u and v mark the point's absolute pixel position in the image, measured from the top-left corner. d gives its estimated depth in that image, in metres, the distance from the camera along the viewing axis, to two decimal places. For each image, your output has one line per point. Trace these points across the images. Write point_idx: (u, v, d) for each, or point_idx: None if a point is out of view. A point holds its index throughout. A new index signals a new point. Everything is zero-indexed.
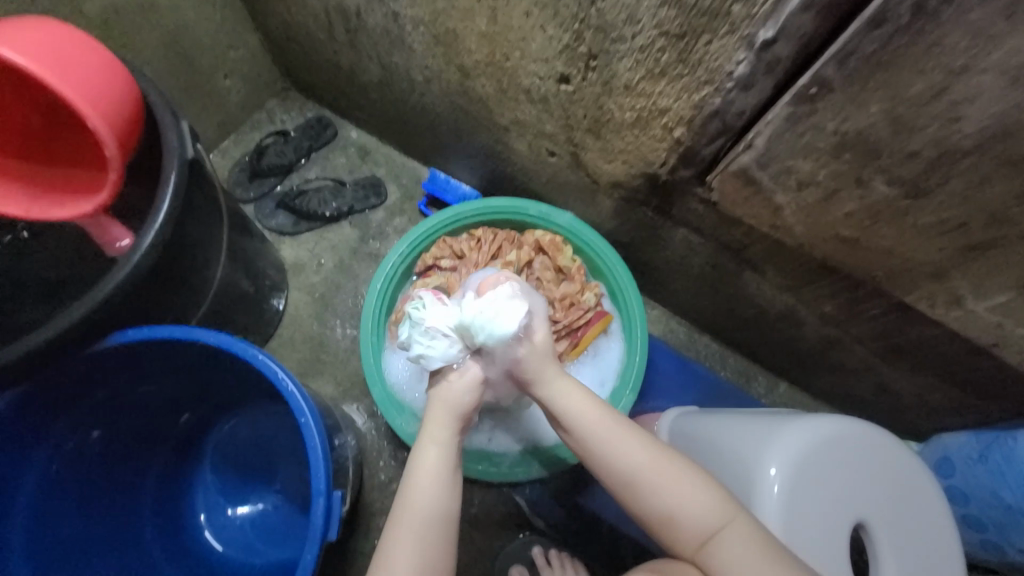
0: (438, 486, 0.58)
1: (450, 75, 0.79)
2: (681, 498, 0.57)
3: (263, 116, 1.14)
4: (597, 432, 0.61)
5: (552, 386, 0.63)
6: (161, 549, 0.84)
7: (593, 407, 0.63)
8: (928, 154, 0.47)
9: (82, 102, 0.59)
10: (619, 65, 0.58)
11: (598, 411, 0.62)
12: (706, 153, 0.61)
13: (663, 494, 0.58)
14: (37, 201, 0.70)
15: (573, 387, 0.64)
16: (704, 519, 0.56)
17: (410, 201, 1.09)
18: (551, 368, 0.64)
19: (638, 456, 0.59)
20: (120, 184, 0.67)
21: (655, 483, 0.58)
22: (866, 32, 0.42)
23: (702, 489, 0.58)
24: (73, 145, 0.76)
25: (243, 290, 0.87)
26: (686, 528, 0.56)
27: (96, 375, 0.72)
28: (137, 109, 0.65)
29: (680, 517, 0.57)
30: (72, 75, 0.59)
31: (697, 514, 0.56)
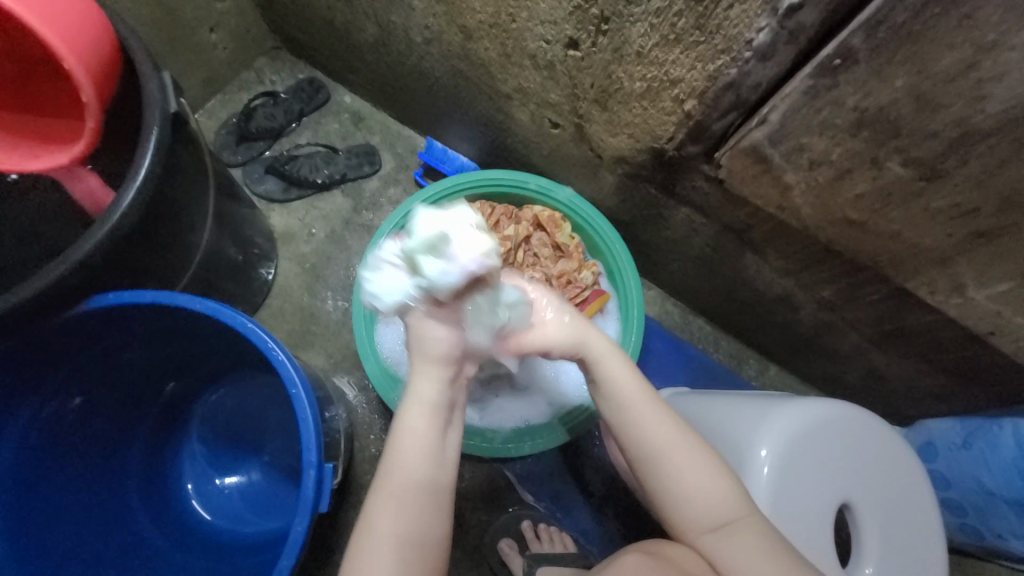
0: (429, 453, 0.54)
1: (451, 36, 0.75)
2: (701, 487, 0.57)
3: (251, 75, 1.09)
4: (635, 411, 0.59)
5: (593, 358, 0.60)
6: (148, 517, 0.83)
7: (633, 385, 0.60)
8: (948, 135, 0.46)
9: (58, 41, 0.55)
10: (632, 30, 0.55)
11: (638, 391, 0.60)
12: (717, 129, 0.59)
13: (686, 481, 0.57)
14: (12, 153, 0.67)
15: (614, 362, 0.61)
16: (714, 502, 0.57)
17: (405, 171, 1.06)
18: (589, 339, 0.60)
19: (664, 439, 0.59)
20: (97, 136, 0.63)
21: (674, 464, 0.58)
22: (898, 0, 0.40)
23: (715, 473, 0.58)
24: (44, 94, 0.72)
25: (230, 258, 0.84)
26: (690, 510, 0.57)
27: (77, 340, 0.69)
28: (116, 53, 0.61)
29: (690, 500, 0.57)
30: (43, 11, 0.55)
31: (714, 503, 0.56)
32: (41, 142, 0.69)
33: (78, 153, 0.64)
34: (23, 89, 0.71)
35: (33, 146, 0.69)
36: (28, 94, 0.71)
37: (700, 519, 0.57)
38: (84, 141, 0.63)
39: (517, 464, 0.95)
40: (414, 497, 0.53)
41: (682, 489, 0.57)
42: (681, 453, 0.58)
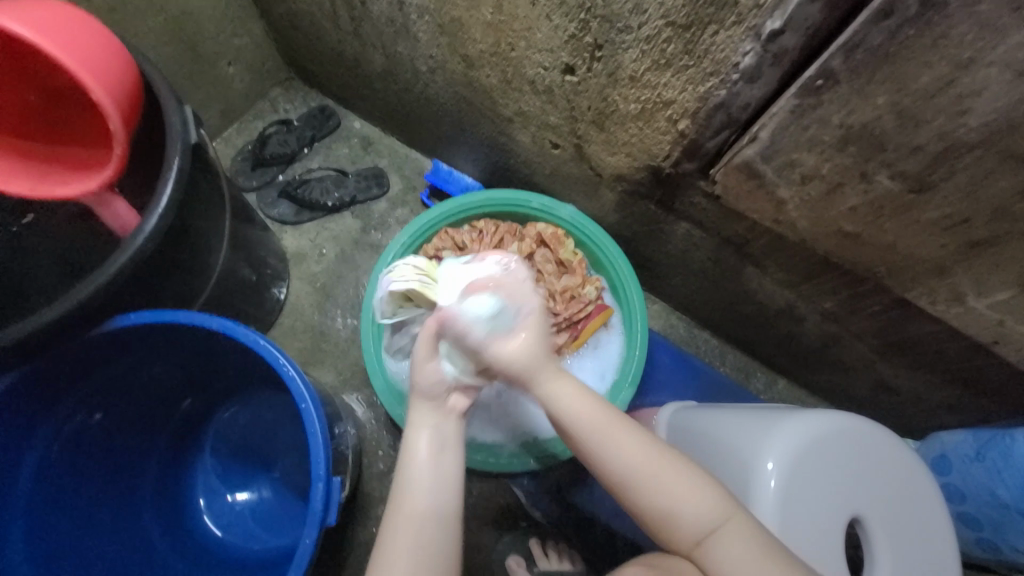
0: (434, 486, 0.58)
1: (454, 64, 0.79)
2: (683, 501, 0.57)
3: (265, 105, 1.14)
4: (596, 434, 0.60)
5: (549, 386, 0.61)
6: (161, 533, 0.84)
7: (592, 409, 0.61)
8: (933, 149, 0.47)
9: (88, 77, 0.59)
10: (625, 55, 0.58)
11: (598, 413, 0.61)
12: (710, 146, 0.61)
13: (664, 496, 0.57)
14: (42, 180, 0.70)
15: (572, 387, 0.62)
16: (687, 516, 0.56)
17: (412, 192, 1.09)
18: (547, 368, 0.61)
19: (621, 451, 0.59)
20: (124, 162, 0.67)
21: (638, 479, 0.58)
22: (874, 23, 0.42)
23: (682, 485, 0.58)
24: (77, 127, 0.77)
25: (244, 278, 0.87)
26: (668, 524, 0.57)
27: (98, 358, 0.72)
28: (139, 86, 0.65)
29: (663, 514, 0.57)
30: (73, 50, 0.59)
31: (696, 516, 0.56)
32: (70, 170, 0.73)
33: (108, 177, 0.67)
34: (56, 123, 0.76)
35: (61, 173, 0.72)
36: (61, 128, 0.76)
37: (685, 533, 0.57)
38: (113, 167, 0.66)
39: (525, 480, 0.95)
40: (424, 528, 0.56)
41: (652, 504, 0.58)
42: (641, 469, 0.58)
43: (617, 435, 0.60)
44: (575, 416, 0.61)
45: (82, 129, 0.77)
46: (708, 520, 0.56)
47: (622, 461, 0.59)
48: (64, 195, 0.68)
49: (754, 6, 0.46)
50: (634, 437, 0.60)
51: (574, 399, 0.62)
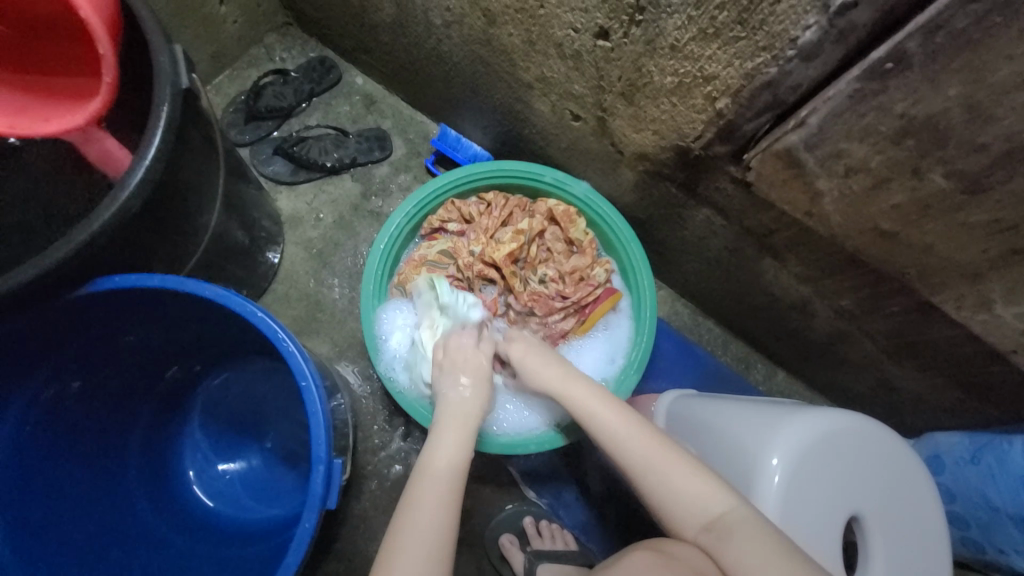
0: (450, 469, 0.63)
1: (473, 20, 0.73)
2: (682, 485, 0.60)
3: (260, 52, 1.05)
4: (599, 418, 0.67)
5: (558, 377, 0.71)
6: (148, 502, 0.82)
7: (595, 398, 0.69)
8: (997, 149, 0.44)
9: None
10: (668, 22, 0.53)
11: (602, 403, 0.68)
12: (748, 129, 0.57)
13: (664, 479, 0.61)
14: (19, 118, 0.63)
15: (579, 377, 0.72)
16: (678, 483, 0.60)
17: (416, 158, 1.03)
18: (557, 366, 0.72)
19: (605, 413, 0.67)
20: (115, 92, 0.60)
21: (627, 455, 0.64)
22: (962, 3, 0.38)
23: (667, 454, 0.63)
24: (50, 61, 0.69)
25: (237, 241, 0.81)
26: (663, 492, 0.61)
27: (78, 320, 0.67)
28: (115, 4, 0.58)
29: (655, 482, 0.61)
30: None
31: (697, 501, 0.59)
32: (46, 107, 0.66)
33: (96, 110, 0.60)
34: (28, 56, 0.68)
35: (37, 111, 0.65)
36: (41, 60, 0.69)
37: (691, 517, 0.59)
38: (101, 98, 0.59)
39: (521, 461, 0.94)
40: (449, 486, 0.61)
41: (644, 473, 0.63)
42: (631, 438, 0.65)
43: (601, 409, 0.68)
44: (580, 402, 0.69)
45: (58, 63, 0.69)
46: (702, 487, 0.59)
47: (618, 440, 0.65)
48: (45, 132, 0.61)
49: None
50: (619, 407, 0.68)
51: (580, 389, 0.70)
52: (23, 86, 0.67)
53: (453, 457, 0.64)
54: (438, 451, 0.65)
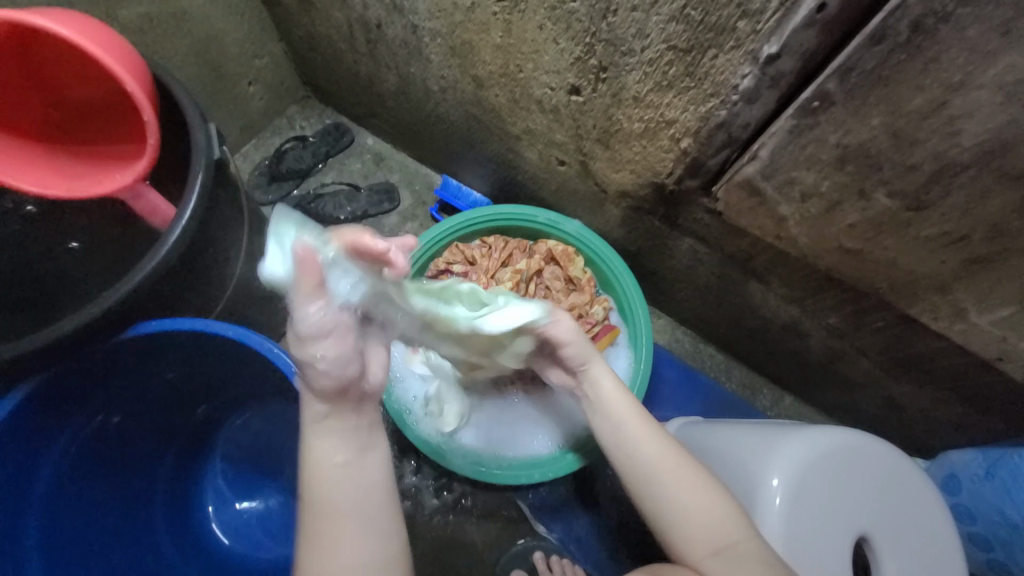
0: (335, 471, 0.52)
1: (464, 85, 0.82)
2: (693, 504, 0.57)
3: (283, 122, 1.18)
4: (622, 418, 0.63)
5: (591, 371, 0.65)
6: (170, 540, 0.85)
7: (621, 396, 0.64)
8: (928, 167, 0.48)
9: (117, 66, 0.62)
10: (628, 77, 0.60)
11: (625, 402, 0.64)
12: (712, 164, 0.63)
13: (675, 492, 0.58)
14: (75, 183, 0.73)
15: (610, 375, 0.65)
16: (678, 497, 0.58)
17: (422, 207, 1.12)
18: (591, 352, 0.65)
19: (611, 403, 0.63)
20: (158, 151, 0.69)
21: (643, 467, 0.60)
22: (867, 48, 0.44)
23: (669, 460, 0.60)
24: (96, 134, 0.80)
25: (259, 289, 0.89)
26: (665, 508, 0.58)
27: (116, 364, 0.74)
28: (148, 76, 0.67)
29: (665, 496, 0.58)
30: (96, 42, 0.62)
31: (710, 523, 0.56)
32: (95, 172, 0.76)
33: (141, 169, 0.69)
34: (78, 131, 0.79)
35: (89, 177, 0.75)
36: (86, 135, 0.80)
37: (698, 537, 0.56)
38: (147, 157, 0.68)
39: (529, 494, 0.95)
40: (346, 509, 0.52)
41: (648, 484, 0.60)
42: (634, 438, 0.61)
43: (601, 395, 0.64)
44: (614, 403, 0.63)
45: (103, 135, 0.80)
46: (705, 503, 0.57)
47: (640, 451, 0.61)
48: (104, 192, 0.71)
49: (752, 32, 0.48)
50: (619, 399, 0.64)
51: (612, 390, 0.64)
52: (73, 157, 0.78)
53: (336, 510, 0.52)
54: (325, 532, 0.51)
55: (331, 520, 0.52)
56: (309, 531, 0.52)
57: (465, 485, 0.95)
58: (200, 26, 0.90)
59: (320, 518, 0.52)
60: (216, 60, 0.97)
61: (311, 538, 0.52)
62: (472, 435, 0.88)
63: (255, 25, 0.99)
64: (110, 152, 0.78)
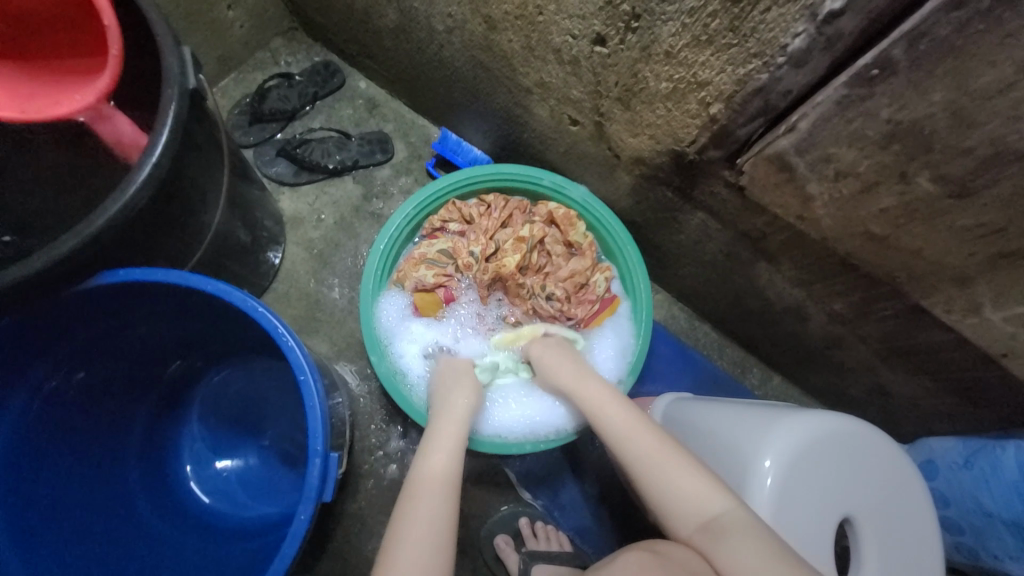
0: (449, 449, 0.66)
1: (474, 26, 0.74)
2: (681, 485, 0.59)
3: (266, 56, 1.07)
4: (608, 416, 0.68)
5: (572, 379, 0.74)
6: (145, 497, 0.83)
7: (605, 399, 0.70)
8: (981, 153, 0.45)
9: None
10: (663, 29, 0.54)
11: (610, 404, 0.69)
12: (741, 134, 0.58)
13: (662, 475, 0.61)
14: (31, 103, 0.64)
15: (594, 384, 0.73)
16: (667, 481, 0.60)
17: (417, 161, 1.05)
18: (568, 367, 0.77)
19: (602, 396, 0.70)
20: (123, 66, 0.60)
21: (629, 456, 0.64)
22: (944, 12, 0.39)
23: (650, 438, 0.64)
24: (48, 47, 0.69)
25: (239, 240, 0.83)
26: (657, 489, 0.60)
27: (82, 314, 0.68)
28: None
29: (654, 479, 0.61)
30: None
31: (698, 500, 0.57)
32: (52, 92, 0.66)
33: (105, 85, 0.60)
34: (26, 43, 0.68)
35: (45, 97, 0.65)
36: (37, 48, 0.69)
37: (686, 514, 0.58)
38: (111, 71, 0.59)
39: (517, 462, 0.95)
40: (441, 488, 0.61)
41: (637, 468, 0.63)
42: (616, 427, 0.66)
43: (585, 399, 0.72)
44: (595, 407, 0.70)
45: (57, 49, 0.69)
46: (696, 482, 0.59)
47: (626, 442, 0.65)
48: (59, 112, 0.61)
49: None
50: (602, 399, 0.70)
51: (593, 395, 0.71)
52: (23, 74, 0.67)
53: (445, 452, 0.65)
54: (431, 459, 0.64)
55: (439, 453, 0.65)
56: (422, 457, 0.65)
57: None
58: None
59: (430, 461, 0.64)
60: None
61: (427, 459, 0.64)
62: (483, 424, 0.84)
63: None
64: (68, 70, 0.69)
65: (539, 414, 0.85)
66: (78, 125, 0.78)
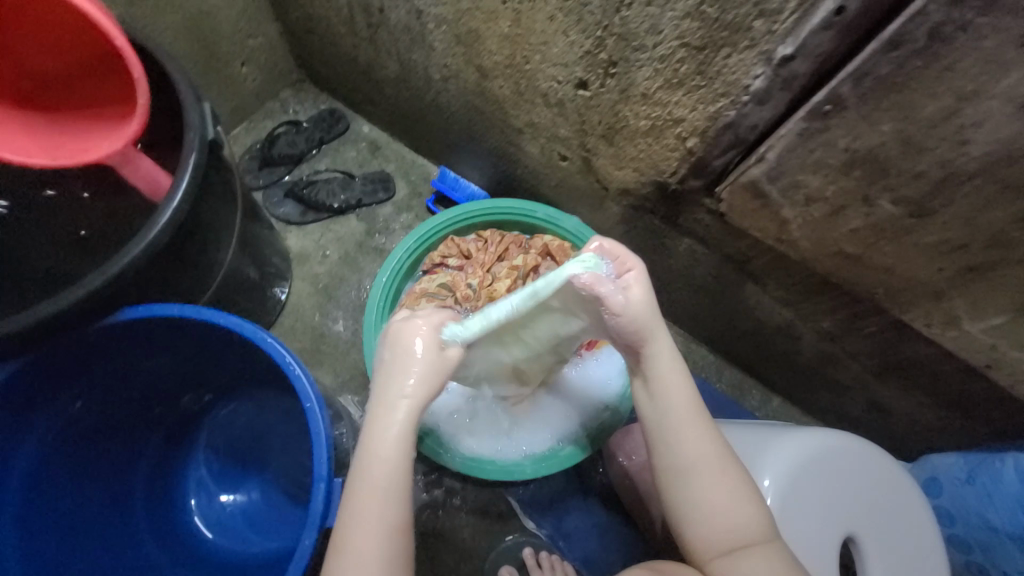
0: (392, 474, 0.52)
1: (467, 75, 0.81)
2: (726, 509, 0.56)
3: (276, 105, 1.15)
4: (677, 412, 0.58)
5: (656, 351, 0.58)
6: (151, 534, 0.83)
7: (681, 388, 0.58)
8: (934, 175, 0.49)
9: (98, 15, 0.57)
10: (638, 73, 0.60)
11: (684, 396, 0.58)
12: (717, 165, 0.62)
13: (710, 493, 0.56)
14: (61, 152, 0.69)
15: (676, 365, 0.59)
16: (715, 500, 0.56)
17: (417, 198, 1.10)
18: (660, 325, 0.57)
19: (660, 388, 0.58)
20: (149, 115, 0.66)
21: (684, 464, 0.57)
22: (882, 53, 0.44)
23: (712, 453, 0.58)
24: (72, 100, 0.74)
25: (248, 277, 0.87)
26: (700, 505, 0.56)
27: (99, 350, 0.71)
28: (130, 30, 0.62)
29: (703, 495, 0.56)
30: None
31: (740, 527, 0.55)
32: (79, 140, 0.71)
33: (131, 132, 0.65)
34: (54, 97, 0.74)
35: (73, 146, 0.70)
36: (64, 101, 0.74)
37: (723, 537, 0.55)
38: (138, 120, 0.65)
39: (520, 490, 0.94)
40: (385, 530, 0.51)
41: (685, 476, 0.57)
42: (658, 421, 0.58)
43: (659, 375, 0.58)
44: (670, 396, 0.58)
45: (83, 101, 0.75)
46: (743, 510, 0.56)
47: (687, 447, 0.57)
48: (90, 159, 0.66)
49: (767, 32, 0.48)
50: (678, 387, 0.58)
51: (671, 379, 0.58)
52: (51, 125, 0.72)
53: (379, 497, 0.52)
54: (370, 496, 0.51)
55: (380, 488, 0.52)
56: (355, 482, 0.52)
57: (457, 481, 0.94)
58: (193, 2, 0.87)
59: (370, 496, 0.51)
60: (208, 38, 0.94)
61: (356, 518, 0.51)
62: (498, 448, 0.85)
63: (249, 3, 0.96)
64: (93, 120, 0.74)
65: (539, 437, 0.85)
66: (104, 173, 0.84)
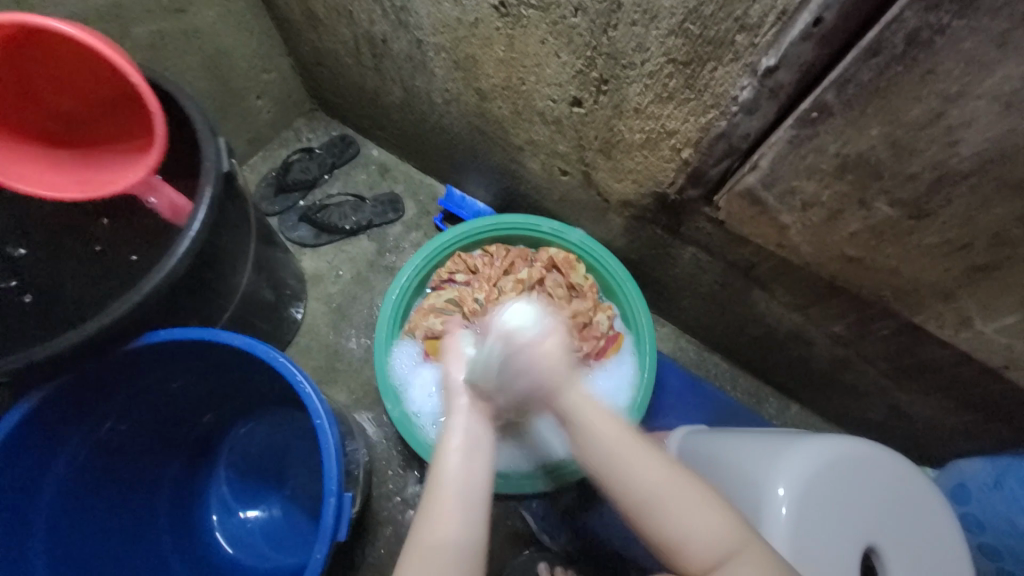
0: (466, 456, 0.58)
1: (468, 98, 0.84)
2: (696, 527, 0.53)
3: (290, 134, 1.20)
4: (611, 443, 0.58)
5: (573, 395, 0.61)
6: (175, 550, 0.86)
7: (608, 421, 0.60)
8: (928, 176, 0.49)
9: (116, 57, 0.62)
10: (629, 90, 0.61)
11: (613, 427, 0.60)
12: (713, 174, 0.63)
13: (673, 515, 0.54)
14: (90, 184, 0.73)
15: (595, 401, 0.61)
16: (682, 522, 0.53)
17: (426, 217, 1.13)
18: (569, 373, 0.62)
19: (583, 425, 0.60)
20: (167, 145, 0.70)
21: (639, 494, 0.55)
22: (864, 60, 0.44)
23: (661, 473, 0.56)
24: (97, 134, 0.80)
25: (265, 299, 0.90)
26: (668, 531, 0.54)
27: (126, 373, 0.75)
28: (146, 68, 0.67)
29: (670, 519, 0.54)
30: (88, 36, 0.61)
31: (714, 542, 0.52)
32: (105, 172, 0.76)
33: (153, 162, 0.70)
34: (80, 134, 0.79)
35: (99, 178, 0.75)
36: (89, 136, 0.79)
37: (704, 558, 0.52)
38: (158, 150, 0.69)
39: (534, 504, 0.95)
40: (458, 514, 0.54)
41: (645, 507, 0.55)
42: (598, 461, 0.58)
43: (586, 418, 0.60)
44: (599, 432, 0.59)
45: (107, 136, 0.80)
46: (714, 522, 0.53)
47: (637, 474, 0.56)
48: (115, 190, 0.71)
49: (750, 45, 0.49)
50: (606, 421, 0.60)
51: (596, 415, 0.60)
52: (78, 160, 0.77)
53: (464, 489, 0.55)
54: (442, 485, 0.56)
55: (452, 477, 0.56)
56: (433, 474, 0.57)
57: None
58: (210, 42, 0.93)
59: (443, 482, 0.56)
60: (225, 75, 1.00)
61: (432, 514, 0.54)
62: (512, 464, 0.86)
63: (263, 40, 1.02)
64: (117, 152, 0.79)
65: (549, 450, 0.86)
66: (129, 206, 0.89)
